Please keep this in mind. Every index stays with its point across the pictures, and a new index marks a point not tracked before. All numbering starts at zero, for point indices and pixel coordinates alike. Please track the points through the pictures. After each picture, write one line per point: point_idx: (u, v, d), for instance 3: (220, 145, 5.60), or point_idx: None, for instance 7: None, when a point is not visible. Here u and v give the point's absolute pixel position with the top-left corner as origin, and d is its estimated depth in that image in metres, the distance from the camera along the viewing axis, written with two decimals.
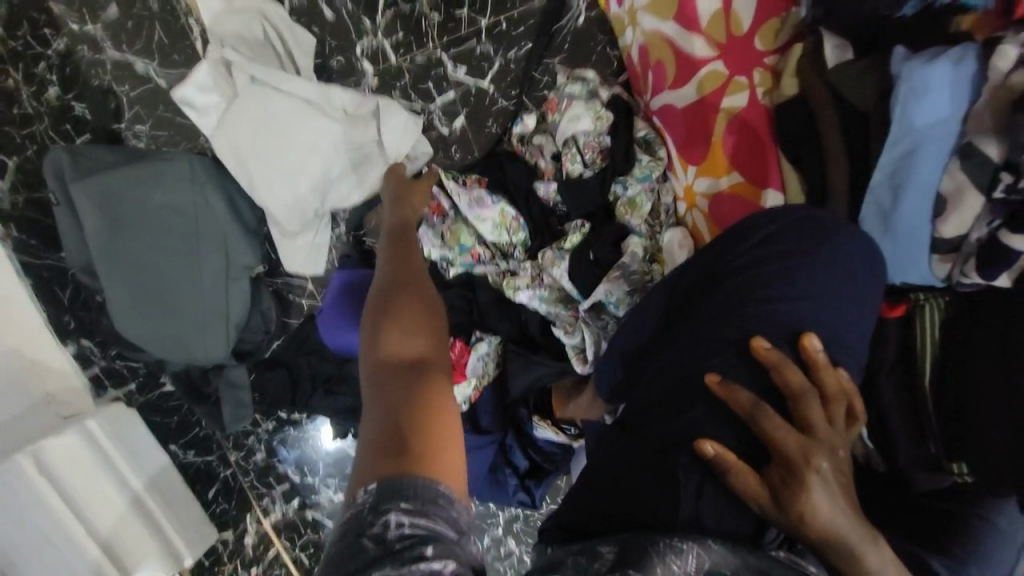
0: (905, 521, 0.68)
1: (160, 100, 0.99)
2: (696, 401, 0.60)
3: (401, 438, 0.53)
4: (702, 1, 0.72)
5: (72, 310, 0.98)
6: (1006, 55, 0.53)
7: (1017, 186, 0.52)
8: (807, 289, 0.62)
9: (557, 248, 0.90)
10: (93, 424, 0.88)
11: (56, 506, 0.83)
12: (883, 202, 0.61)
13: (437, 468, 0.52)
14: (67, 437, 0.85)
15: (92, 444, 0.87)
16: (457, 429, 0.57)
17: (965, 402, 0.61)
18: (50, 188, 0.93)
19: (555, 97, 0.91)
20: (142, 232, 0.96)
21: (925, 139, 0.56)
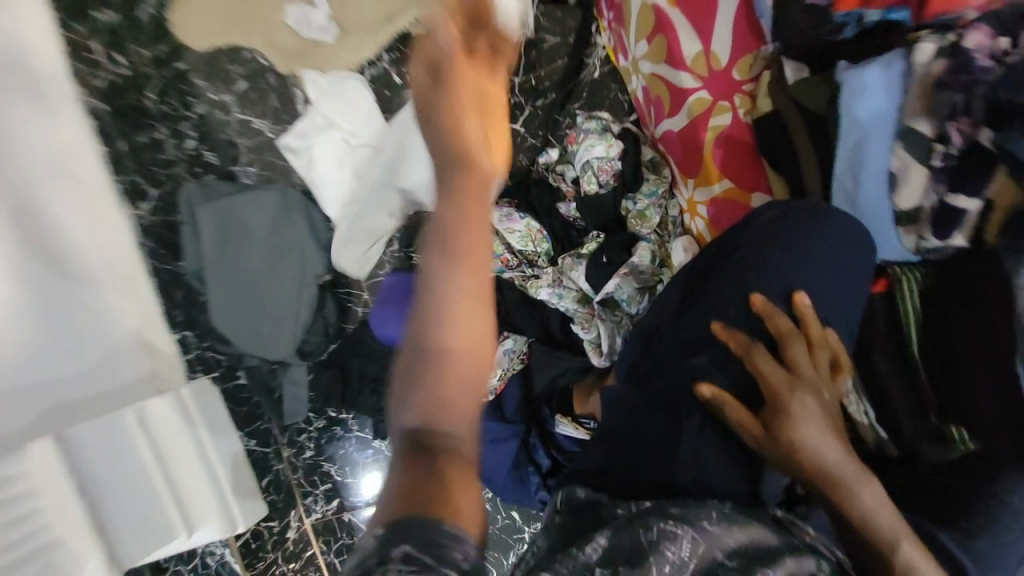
0: (926, 501, 0.72)
1: (267, 149, 1.27)
2: (702, 352, 0.73)
3: (415, 496, 0.47)
4: (687, 45, 0.88)
5: (180, 306, 1.22)
6: (925, 50, 0.70)
7: (950, 154, 0.68)
8: (802, 261, 0.73)
9: (576, 254, 1.04)
10: (186, 391, 1.04)
11: (145, 456, 0.95)
12: (847, 185, 0.75)
13: (453, 517, 0.47)
14: (164, 399, 1.01)
15: (181, 408, 1.02)
16: (476, 486, 0.50)
17: (952, 354, 0.72)
18: (180, 212, 1.21)
19: (575, 131, 1.11)
20: (242, 245, 1.20)
21: (871, 128, 0.72)
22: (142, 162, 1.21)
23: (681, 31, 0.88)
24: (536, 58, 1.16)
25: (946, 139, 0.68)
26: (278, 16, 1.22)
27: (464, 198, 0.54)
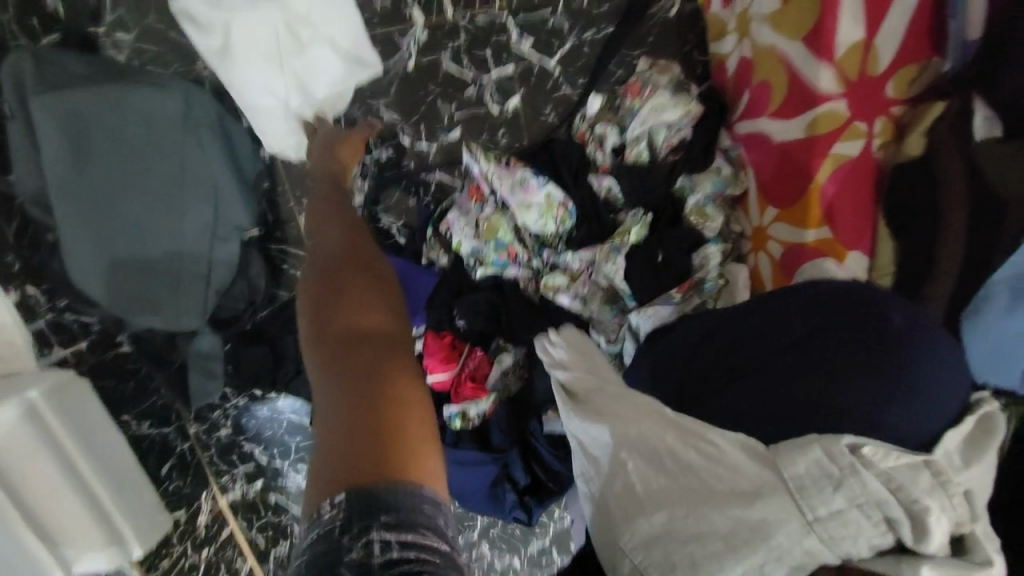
0: None
1: (150, 7, 0.83)
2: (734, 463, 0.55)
3: (355, 420, 0.46)
4: (843, 28, 0.61)
5: (17, 249, 0.83)
6: None
7: None
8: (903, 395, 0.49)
9: (614, 241, 0.79)
10: (37, 396, 0.74)
11: None
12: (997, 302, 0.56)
13: (407, 463, 0.44)
14: (5, 414, 0.71)
15: (34, 422, 0.73)
16: (431, 429, 0.49)
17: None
18: (3, 95, 0.76)
19: (636, 86, 0.81)
20: (116, 168, 0.79)
21: None
22: None
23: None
24: None
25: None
26: None
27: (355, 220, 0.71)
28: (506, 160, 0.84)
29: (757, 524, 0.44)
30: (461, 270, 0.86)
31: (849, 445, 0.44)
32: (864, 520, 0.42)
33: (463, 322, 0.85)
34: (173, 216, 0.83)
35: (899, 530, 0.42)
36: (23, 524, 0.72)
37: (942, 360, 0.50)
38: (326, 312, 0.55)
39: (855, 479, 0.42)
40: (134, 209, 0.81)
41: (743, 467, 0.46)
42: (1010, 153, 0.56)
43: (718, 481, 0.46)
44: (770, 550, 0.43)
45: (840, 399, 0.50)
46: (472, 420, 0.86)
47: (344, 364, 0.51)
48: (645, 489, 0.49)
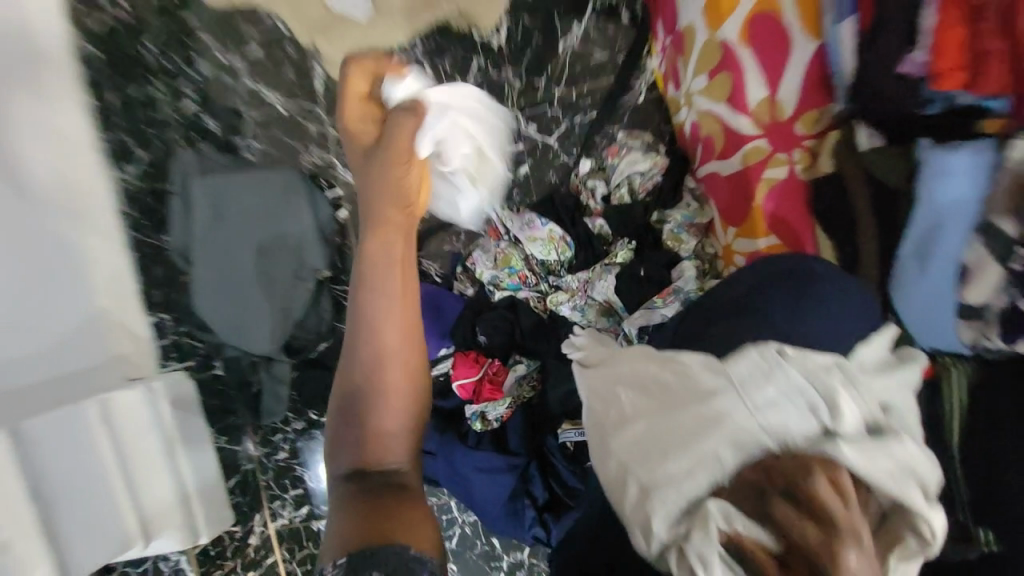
0: None
1: (275, 123, 1.18)
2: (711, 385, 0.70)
3: (366, 518, 0.62)
4: (753, 90, 0.84)
5: (158, 285, 1.09)
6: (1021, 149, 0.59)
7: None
8: (830, 317, 0.67)
9: (605, 262, 0.98)
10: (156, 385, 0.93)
11: (108, 461, 0.85)
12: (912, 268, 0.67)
13: (399, 535, 0.61)
14: (133, 395, 0.90)
15: (150, 405, 0.92)
16: (420, 512, 0.65)
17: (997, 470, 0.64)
18: (172, 180, 1.09)
19: (616, 151, 1.05)
20: (235, 228, 1.08)
21: (948, 214, 0.63)
22: (132, 118, 1.07)
23: (747, 70, 0.83)
24: (579, 73, 1.10)
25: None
26: None
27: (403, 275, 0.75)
28: (517, 209, 1.09)
29: (712, 416, 0.55)
30: (482, 294, 1.06)
31: (777, 349, 0.57)
32: (790, 403, 0.54)
33: (485, 337, 1.02)
34: (268, 262, 1.11)
35: (817, 412, 0.54)
36: (124, 492, 0.87)
37: (855, 295, 0.68)
38: (366, 420, 0.70)
39: (779, 372, 0.55)
40: (242, 257, 1.09)
41: (704, 377, 0.58)
42: (892, 156, 0.68)
43: (691, 387, 0.58)
44: (722, 433, 0.54)
45: (782, 322, 0.67)
46: (491, 424, 0.98)
47: (367, 485, 0.67)
48: (633, 409, 0.60)
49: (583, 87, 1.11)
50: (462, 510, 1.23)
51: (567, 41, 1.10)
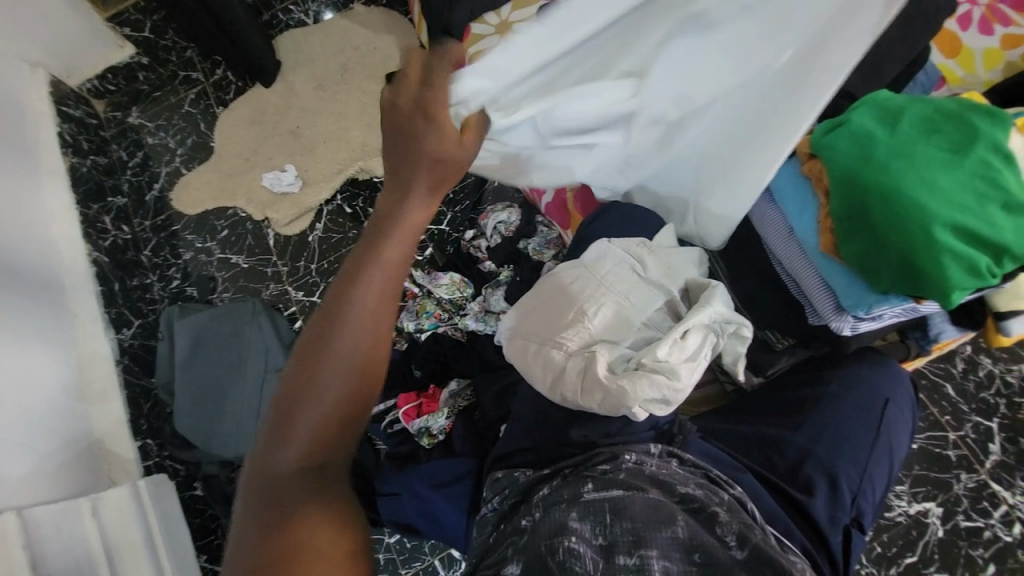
0: (783, 416, 0.84)
1: (241, 275, 1.54)
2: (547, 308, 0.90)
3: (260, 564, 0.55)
4: None
5: (147, 416, 1.33)
6: None
7: None
8: (613, 227, 0.96)
9: (495, 282, 1.32)
10: (142, 484, 1.17)
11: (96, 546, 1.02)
12: None
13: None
14: (121, 492, 1.12)
15: (136, 499, 1.14)
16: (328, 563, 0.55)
17: None
18: (161, 330, 1.40)
19: (485, 215, 1.45)
20: (210, 351, 1.33)
21: None
22: (131, 299, 1.44)
23: None
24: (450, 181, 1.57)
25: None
26: (258, 179, 1.60)
27: (302, 355, 0.60)
28: (429, 271, 1.47)
29: (576, 300, 0.88)
30: (414, 339, 1.33)
31: (606, 241, 0.91)
32: (617, 268, 0.89)
33: (420, 369, 1.28)
34: (236, 376, 1.31)
35: (636, 269, 0.88)
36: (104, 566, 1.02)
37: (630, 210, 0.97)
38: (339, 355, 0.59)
39: (611, 252, 0.90)
40: (211, 377, 1.31)
41: (583, 273, 0.90)
42: None
43: (568, 293, 0.89)
44: (590, 294, 0.88)
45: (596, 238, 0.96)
46: (436, 436, 1.18)
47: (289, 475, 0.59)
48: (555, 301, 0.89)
49: (456, 188, 1.56)
50: (448, 568, 1.23)
51: None
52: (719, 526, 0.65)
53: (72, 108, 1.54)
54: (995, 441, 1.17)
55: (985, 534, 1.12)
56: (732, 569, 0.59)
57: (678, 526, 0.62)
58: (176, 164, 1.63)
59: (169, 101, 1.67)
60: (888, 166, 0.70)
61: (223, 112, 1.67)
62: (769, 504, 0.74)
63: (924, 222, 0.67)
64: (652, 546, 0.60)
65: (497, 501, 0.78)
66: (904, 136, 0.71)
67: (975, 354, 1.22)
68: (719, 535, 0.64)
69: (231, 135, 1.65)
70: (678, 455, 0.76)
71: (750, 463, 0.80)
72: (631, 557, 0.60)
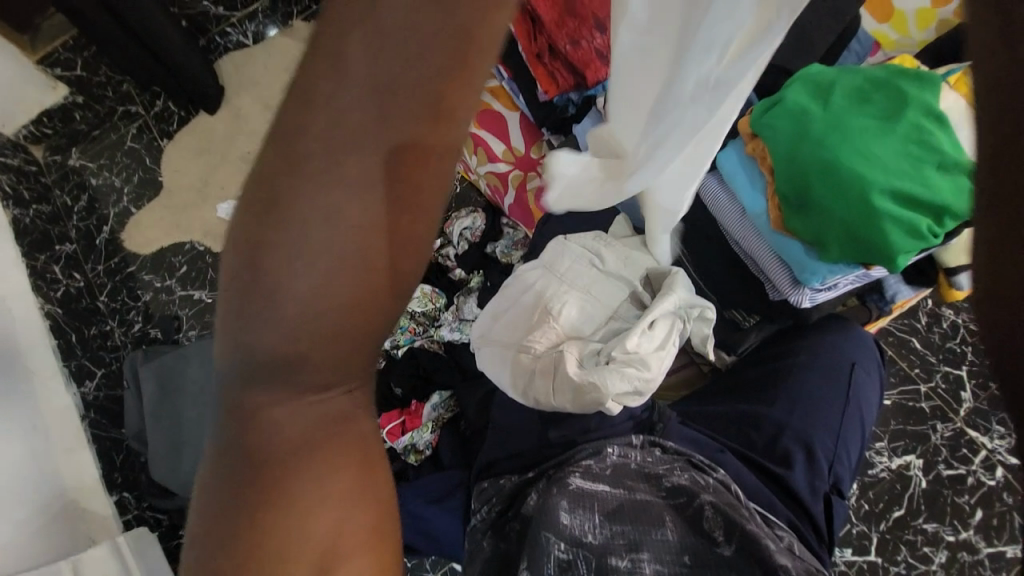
0: (758, 393, 0.85)
1: (207, 311, 1.49)
2: (511, 311, 0.89)
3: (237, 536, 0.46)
4: (495, 148, 1.25)
5: (121, 468, 1.27)
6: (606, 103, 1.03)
7: None
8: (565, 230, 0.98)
9: (467, 289, 1.31)
10: (123, 539, 1.11)
11: None
12: None
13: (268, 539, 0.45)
14: (99, 550, 1.06)
15: (118, 556, 1.08)
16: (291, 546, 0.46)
17: None
18: (126, 378, 1.34)
19: (449, 222, 1.41)
20: (183, 394, 1.29)
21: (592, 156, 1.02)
22: (90, 349, 1.38)
23: (489, 140, 1.25)
24: None
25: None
26: (212, 210, 1.55)
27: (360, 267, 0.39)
28: None
29: (538, 301, 0.88)
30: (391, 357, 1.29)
31: (561, 239, 0.92)
32: (576, 264, 0.89)
33: (400, 387, 1.25)
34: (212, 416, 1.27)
35: (593, 263, 0.89)
36: None
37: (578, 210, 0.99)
38: (289, 265, 0.39)
39: (566, 248, 0.91)
40: (184, 421, 1.27)
41: (543, 272, 0.90)
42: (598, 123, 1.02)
43: (530, 295, 0.89)
44: (551, 293, 0.88)
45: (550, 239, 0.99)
46: (424, 451, 1.16)
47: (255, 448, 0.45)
48: (519, 305, 0.89)
49: None
50: None
51: None
52: (706, 510, 0.65)
53: (11, 156, 1.49)
54: (965, 389, 1.21)
55: (966, 479, 1.16)
56: (717, 566, 0.60)
57: (667, 528, 0.63)
58: (124, 204, 1.57)
59: (110, 138, 1.62)
60: (824, 139, 0.72)
61: (168, 144, 1.62)
62: (752, 482, 0.76)
63: (865, 191, 0.69)
64: (644, 547, 0.61)
65: (486, 510, 0.77)
66: (837, 108, 0.73)
67: (937, 307, 1.26)
68: (707, 531, 0.63)
69: (180, 167, 1.59)
70: (661, 445, 0.77)
71: (731, 442, 0.82)
72: (623, 559, 0.60)
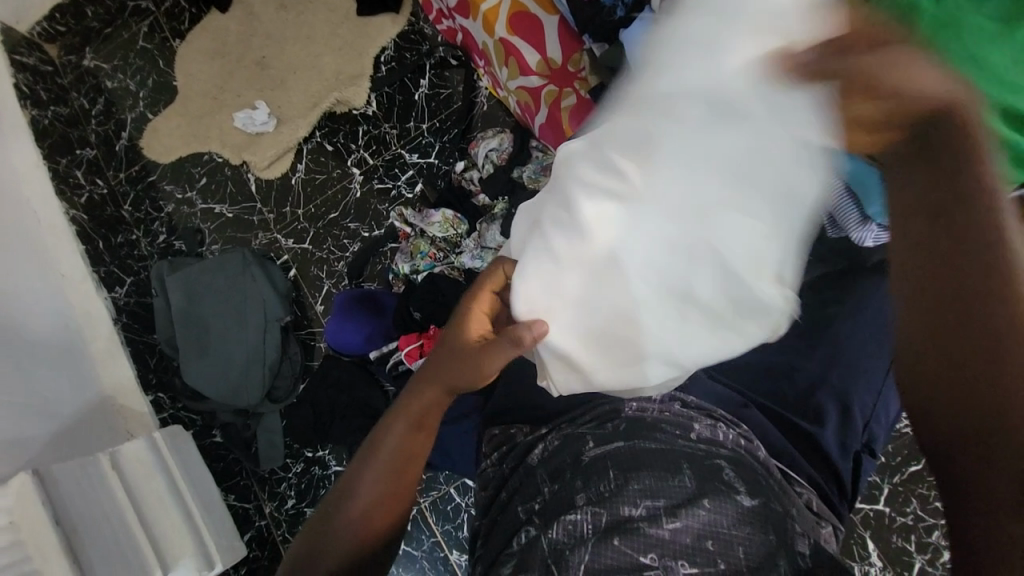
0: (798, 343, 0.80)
1: (228, 226, 1.47)
2: None
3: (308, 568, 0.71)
4: (528, 57, 1.12)
5: (155, 370, 1.33)
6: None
7: None
8: None
9: (491, 215, 1.24)
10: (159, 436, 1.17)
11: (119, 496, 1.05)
12: None
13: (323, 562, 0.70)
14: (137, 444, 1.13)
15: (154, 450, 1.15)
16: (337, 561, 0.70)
17: None
18: (154, 286, 1.35)
19: (476, 143, 1.35)
20: (209, 303, 1.31)
21: None
22: (119, 256, 1.39)
23: (522, 50, 1.12)
24: (436, 107, 1.44)
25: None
26: (229, 120, 1.48)
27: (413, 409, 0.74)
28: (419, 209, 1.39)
29: None
30: (410, 282, 1.28)
31: None
32: None
33: (418, 311, 1.22)
34: (237, 327, 1.30)
35: None
36: (134, 521, 1.05)
37: None
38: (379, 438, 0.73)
39: None
40: (209, 330, 1.30)
41: None
42: (650, 24, 0.88)
43: None
44: None
45: None
46: None
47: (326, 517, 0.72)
48: None
49: (443, 116, 1.43)
50: (463, 495, 1.28)
51: (420, 91, 1.45)
52: (724, 471, 0.63)
53: (23, 54, 1.43)
54: None
55: None
56: (741, 514, 0.59)
57: (686, 476, 0.62)
58: (141, 108, 1.51)
59: (123, 37, 1.52)
60: (934, 41, 0.63)
61: (181, 44, 1.52)
62: (775, 439, 0.74)
63: (976, 107, 0.61)
64: (661, 497, 0.61)
65: (496, 458, 0.82)
66: (952, 5, 0.64)
67: None
68: (728, 482, 0.62)
69: (193, 71, 1.51)
70: (680, 398, 0.75)
71: (759, 398, 0.79)
72: (637, 507, 0.60)
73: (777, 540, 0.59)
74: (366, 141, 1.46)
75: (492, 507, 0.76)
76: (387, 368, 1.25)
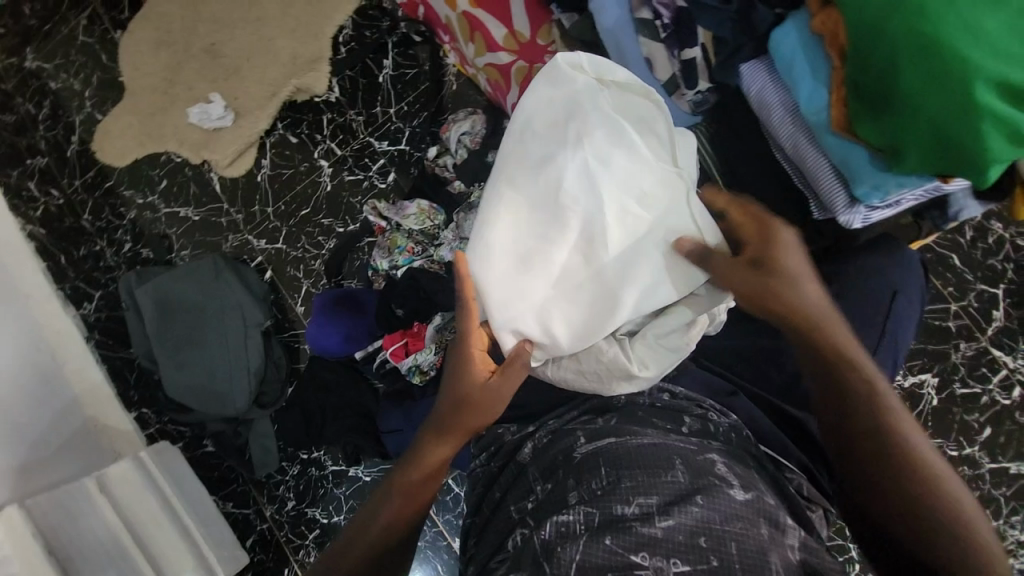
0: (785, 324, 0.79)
1: (196, 230, 1.40)
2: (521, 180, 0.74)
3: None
4: (494, 32, 1.04)
5: (136, 386, 1.29)
6: None
7: (667, 21, 0.78)
8: None
9: (469, 202, 1.19)
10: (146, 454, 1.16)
11: (111, 519, 1.05)
12: (620, 42, 0.80)
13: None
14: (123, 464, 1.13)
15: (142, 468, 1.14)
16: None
17: None
18: (124, 301, 1.29)
19: (447, 126, 1.28)
20: (184, 313, 1.27)
21: (612, 33, 0.80)
22: (84, 270, 1.33)
23: (487, 24, 1.04)
24: (402, 89, 1.36)
25: (660, 18, 0.78)
26: (183, 116, 1.39)
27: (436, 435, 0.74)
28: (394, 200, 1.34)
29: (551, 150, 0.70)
30: (390, 278, 1.23)
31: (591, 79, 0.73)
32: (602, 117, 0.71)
33: (401, 308, 1.18)
34: (215, 336, 1.26)
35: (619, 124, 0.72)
36: (129, 542, 1.05)
37: None
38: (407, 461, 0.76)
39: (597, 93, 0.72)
40: (187, 341, 1.26)
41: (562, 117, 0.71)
42: None
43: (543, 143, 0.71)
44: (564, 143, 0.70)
45: None
46: (428, 372, 1.16)
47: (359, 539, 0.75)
48: (527, 152, 0.71)
49: (411, 98, 1.36)
50: (462, 485, 1.29)
51: (384, 72, 1.37)
52: (716, 464, 0.63)
53: None
54: (999, 307, 1.14)
55: (979, 398, 1.14)
56: (734, 507, 0.58)
57: (677, 470, 0.61)
58: (87, 109, 1.41)
59: (59, 32, 1.41)
60: (923, 8, 0.59)
61: (122, 36, 1.41)
62: (763, 423, 0.75)
63: (967, 79, 0.58)
64: (653, 494, 0.59)
65: (485, 459, 0.80)
66: None
67: (986, 220, 1.15)
68: (720, 475, 0.62)
69: (138, 64, 1.40)
70: (667, 388, 0.74)
71: (746, 382, 0.79)
72: (629, 505, 0.58)
73: (769, 527, 0.58)
74: (332, 130, 1.38)
75: (486, 508, 0.75)
76: (374, 367, 1.23)
